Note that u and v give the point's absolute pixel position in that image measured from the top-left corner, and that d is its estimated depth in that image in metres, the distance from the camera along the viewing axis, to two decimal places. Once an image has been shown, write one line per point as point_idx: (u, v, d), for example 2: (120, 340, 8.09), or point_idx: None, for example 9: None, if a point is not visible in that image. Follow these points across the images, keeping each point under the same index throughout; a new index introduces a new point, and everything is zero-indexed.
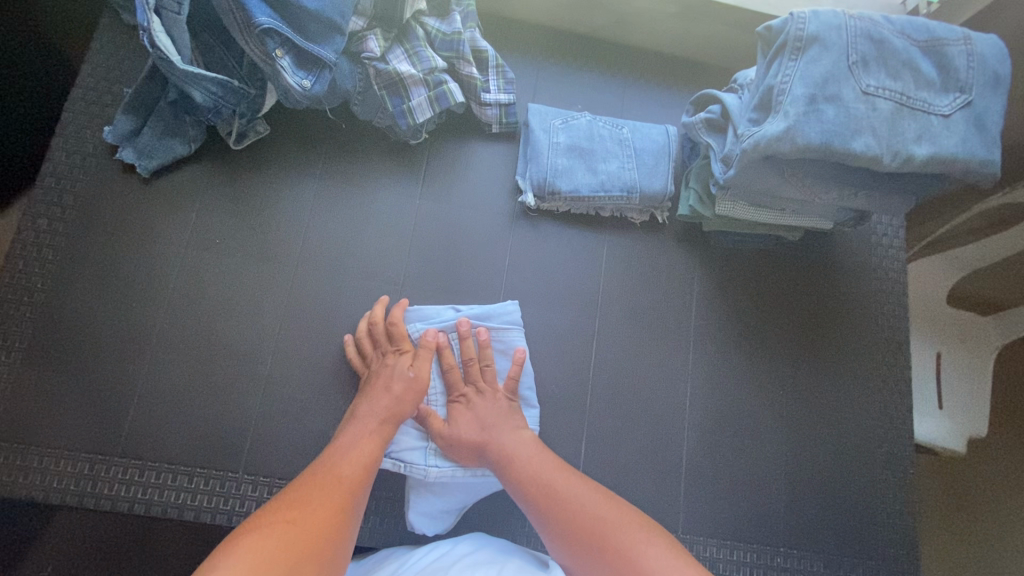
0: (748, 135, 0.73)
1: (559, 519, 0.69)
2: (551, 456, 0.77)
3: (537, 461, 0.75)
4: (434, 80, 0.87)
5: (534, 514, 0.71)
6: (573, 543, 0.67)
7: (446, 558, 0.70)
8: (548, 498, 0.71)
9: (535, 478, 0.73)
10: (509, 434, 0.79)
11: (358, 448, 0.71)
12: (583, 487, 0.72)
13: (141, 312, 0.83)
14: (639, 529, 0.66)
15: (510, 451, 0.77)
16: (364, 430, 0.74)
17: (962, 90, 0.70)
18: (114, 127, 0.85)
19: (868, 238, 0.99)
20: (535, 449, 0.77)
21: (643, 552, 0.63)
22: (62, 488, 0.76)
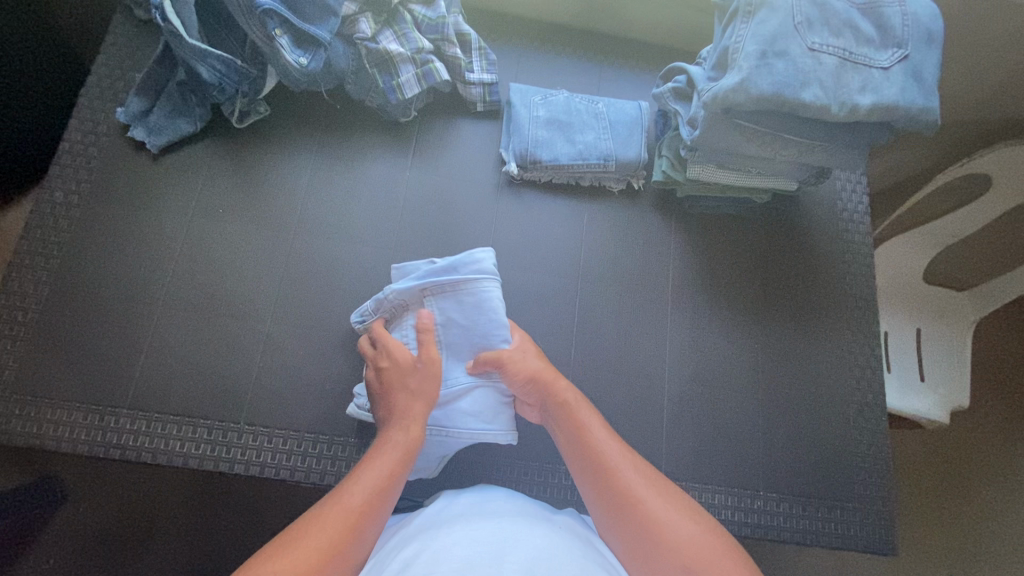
0: (707, 92, 0.81)
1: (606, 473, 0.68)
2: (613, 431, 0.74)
3: (591, 417, 0.76)
4: (421, 59, 0.95)
5: (580, 464, 0.71)
6: (615, 499, 0.66)
7: (449, 507, 0.70)
8: (599, 451, 0.71)
9: (591, 432, 0.73)
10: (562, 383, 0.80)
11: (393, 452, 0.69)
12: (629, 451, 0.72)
13: (149, 276, 0.89)
14: (675, 502, 0.66)
15: (569, 401, 0.77)
16: (399, 440, 0.71)
17: (899, 46, 0.77)
18: (127, 107, 0.93)
19: (833, 202, 1.05)
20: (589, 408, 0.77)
21: (679, 524, 0.63)
22: (73, 438, 0.81)
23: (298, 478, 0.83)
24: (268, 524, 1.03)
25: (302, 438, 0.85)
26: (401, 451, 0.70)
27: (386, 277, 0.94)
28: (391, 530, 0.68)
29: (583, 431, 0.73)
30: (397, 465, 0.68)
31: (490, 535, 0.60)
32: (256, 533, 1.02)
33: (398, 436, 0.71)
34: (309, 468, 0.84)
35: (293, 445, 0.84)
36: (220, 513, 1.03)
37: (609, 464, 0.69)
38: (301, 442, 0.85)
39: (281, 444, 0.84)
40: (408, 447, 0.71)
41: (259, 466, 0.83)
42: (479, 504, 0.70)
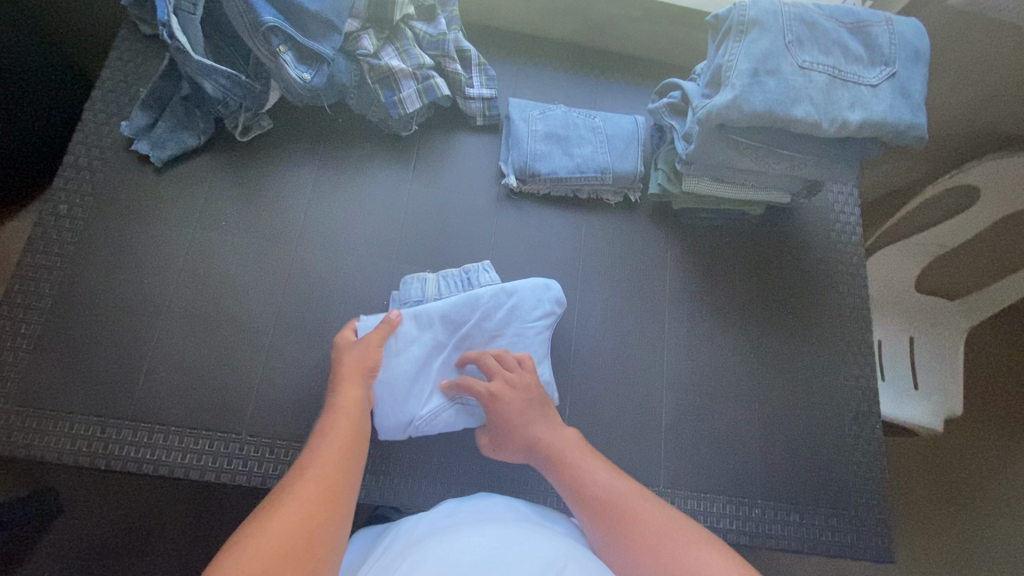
0: (702, 108, 0.82)
1: (604, 513, 0.67)
2: (592, 454, 0.77)
3: (584, 459, 0.75)
4: (422, 74, 0.97)
5: (579, 507, 0.70)
6: (619, 537, 0.64)
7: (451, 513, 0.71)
8: (592, 495, 0.70)
9: (583, 474, 0.73)
10: (550, 430, 0.80)
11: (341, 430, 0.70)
12: (628, 487, 0.70)
13: (152, 288, 0.90)
14: (675, 524, 0.65)
15: (554, 446, 0.78)
16: (353, 396, 0.76)
17: (887, 64, 0.80)
18: (132, 121, 0.94)
19: (825, 213, 1.07)
20: (583, 449, 0.77)
21: (687, 552, 0.61)
22: (74, 450, 0.81)
23: None
24: None
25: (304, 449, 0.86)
26: (354, 407, 0.74)
27: (387, 288, 0.95)
28: (391, 538, 0.69)
29: (574, 476, 0.73)
30: (355, 422, 0.72)
31: (491, 541, 0.60)
32: None
33: (349, 393, 0.76)
34: None
35: (295, 456, 0.85)
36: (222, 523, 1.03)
37: (604, 506, 0.68)
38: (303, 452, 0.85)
39: (282, 455, 0.85)
40: (363, 402, 0.76)
41: (261, 476, 0.83)
42: (480, 509, 0.71)
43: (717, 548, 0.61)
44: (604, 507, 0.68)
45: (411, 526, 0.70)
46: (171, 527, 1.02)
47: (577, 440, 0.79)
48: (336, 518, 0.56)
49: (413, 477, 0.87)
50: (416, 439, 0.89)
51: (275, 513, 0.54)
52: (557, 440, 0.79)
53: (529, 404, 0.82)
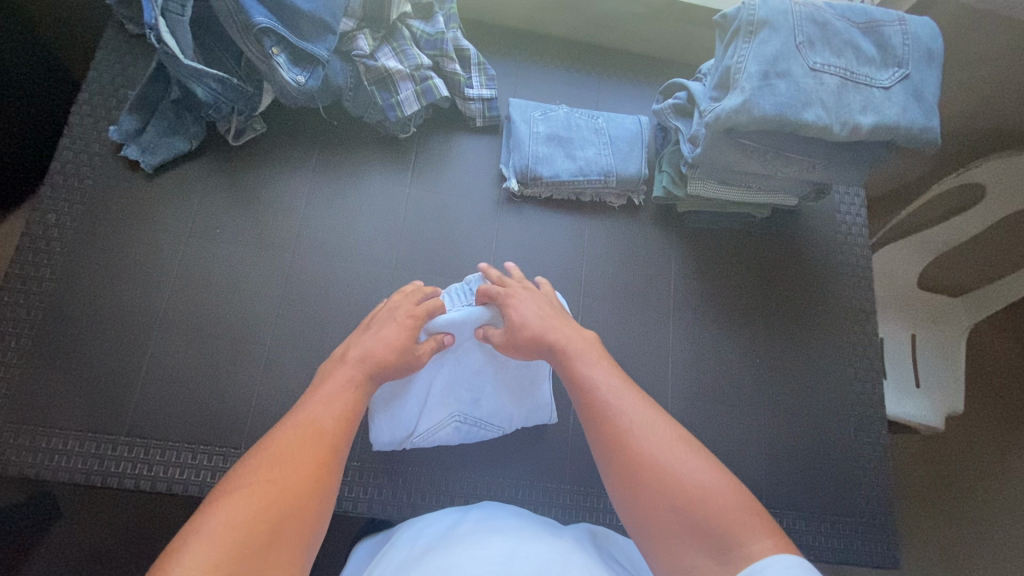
0: (709, 111, 0.80)
1: (611, 425, 0.64)
2: (606, 363, 0.73)
3: (596, 365, 0.72)
4: (420, 75, 0.94)
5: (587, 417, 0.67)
6: (623, 450, 0.62)
7: (455, 522, 0.70)
8: (600, 403, 0.67)
9: (595, 379, 0.70)
10: (569, 332, 0.77)
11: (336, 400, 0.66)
12: (636, 400, 0.67)
13: (145, 299, 0.88)
14: (679, 439, 0.62)
15: (569, 350, 0.74)
16: (356, 372, 0.71)
17: (899, 65, 0.77)
18: (120, 126, 0.90)
19: (831, 215, 1.05)
20: (595, 353, 0.74)
21: (693, 471, 0.59)
22: (68, 467, 0.79)
23: None
24: None
25: None
26: (349, 392, 0.68)
27: (387, 297, 0.93)
28: (394, 547, 0.68)
29: (585, 383, 0.70)
30: (346, 411, 0.66)
31: (499, 554, 0.59)
32: None
33: (344, 378, 0.70)
34: None
35: None
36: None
37: (610, 416, 0.65)
38: None
39: None
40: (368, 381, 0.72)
41: None
42: (485, 513, 0.71)
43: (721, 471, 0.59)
44: (612, 422, 0.65)
45: (413, 535, 0.69)
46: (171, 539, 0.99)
47: (593, 345, 0.76)
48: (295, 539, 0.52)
49: (415, 490, 0.86)
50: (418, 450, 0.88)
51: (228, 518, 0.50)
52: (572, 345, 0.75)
53: (544, 314, 0.80)
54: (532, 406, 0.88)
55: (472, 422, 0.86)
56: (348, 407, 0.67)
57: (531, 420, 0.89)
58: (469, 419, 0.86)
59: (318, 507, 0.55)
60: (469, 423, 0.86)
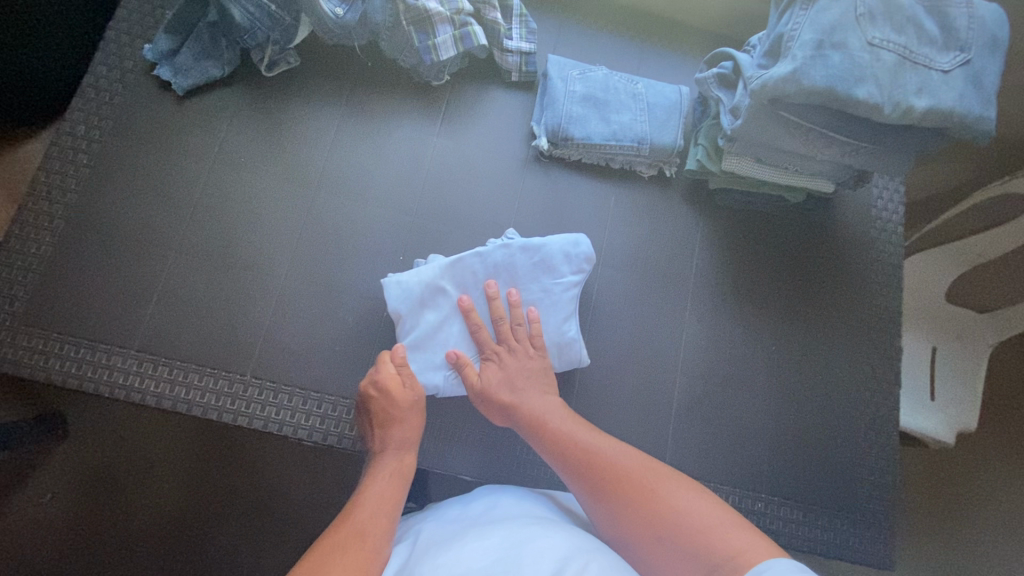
0: (755, 80, 0.77)
1: (592, 476, 0.71)
2: (570, 416, 0.80)
3: (564, 421, 0.78)
4: (460, 20, 0.92)
5: (568, 475, 0.73)
6: (609, 499, 0.69)
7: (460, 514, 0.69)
8: (578, 458, 0.73)
9: (566, 437, 0.76)
10: (535, 397, 0.82)
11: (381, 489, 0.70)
12: (609, 445, 0.74)
13: (166, 220, 0.88)
14: (660, 475, 0.69)
15: (536, 413, 0.80)
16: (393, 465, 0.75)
17: (961, 49, 0.74)
18: (156, 45, 0.90)
19: (867, 208, 1.02)
20: (561, 411, 0.80)
21: (678, 498, 0.66)
22: (78, 375, 0.80)
23: (301, 437, 0.82)
24: (269, 478, 1.03)
25: (307, 397, 0.84)
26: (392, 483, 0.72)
27: (404, 244, 0.92)
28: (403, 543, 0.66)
29: (556, 444, 0.76)
30: (399, 484, 0.73)
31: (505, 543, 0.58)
32: (256, 487, 1.02)
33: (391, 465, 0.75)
34: (312, 427, 0.83)
35: (298, 403, 0.84)
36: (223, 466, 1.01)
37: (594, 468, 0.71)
38: (306, 400, 0.84)
39: (286, 401, 0.83)
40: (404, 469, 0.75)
41: (263, 420, 0.82)
42: (474, 512, 0.69)
43: (696, 494, 0.66)
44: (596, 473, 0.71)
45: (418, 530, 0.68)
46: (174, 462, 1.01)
47: (557, 404, 0.82)
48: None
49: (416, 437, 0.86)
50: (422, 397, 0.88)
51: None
52: (537, 402, 0.81)
53: (518, 374, 0.84)
54: (560, 341, 0.89)
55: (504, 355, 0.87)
56: (390, 495, 0.70)
57: (563, 358, 0.89)
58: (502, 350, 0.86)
59: None
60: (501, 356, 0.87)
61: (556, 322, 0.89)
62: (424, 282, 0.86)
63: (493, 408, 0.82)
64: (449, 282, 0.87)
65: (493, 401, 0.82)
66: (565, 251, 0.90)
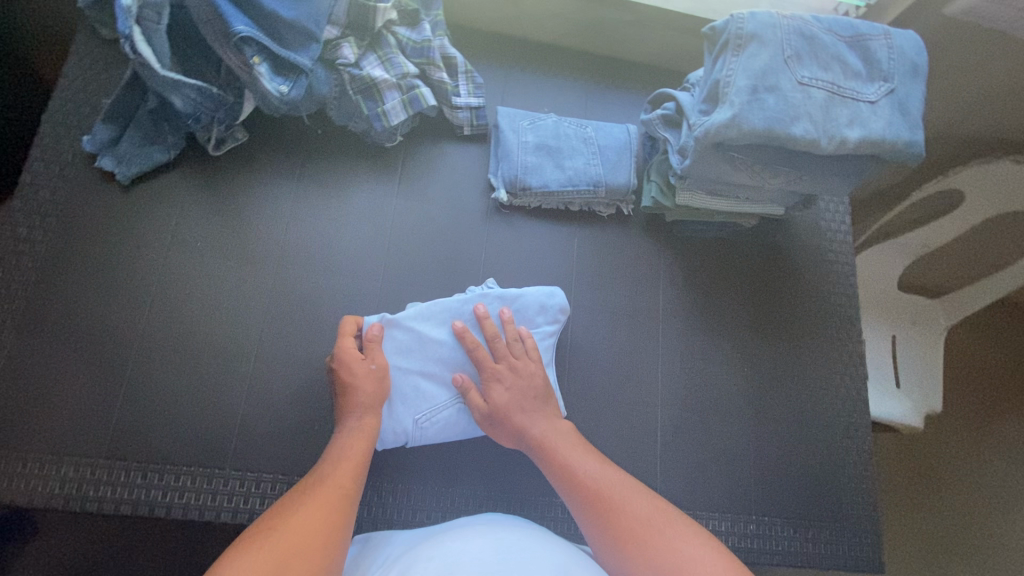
0: (698, 125, 0.80)
1: (596, 505, 0.70)
2: (587, 449, 0.78)
3: (578, 450, 0.78)
4: (407, 84, 0.92)
5: (573, 501, 0.72)
6: (609, 529, 0.67)
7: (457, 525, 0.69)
8: (585, 483, 0.72)
9: (573, 467, 0.75)
10: (543, 423, 0.82)
11: (347, 455, 0.73)
12: (621, 479, 0.73)
13: (123, 315, 0.85)
14: (667, 518, 0.67)
15: (548, 441, 0.79)
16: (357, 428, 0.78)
17: (885, 79, 0.78)
18: (94, 136, 0.87)
19: (816, 223, 1.07)
20: (574, 441, 0.79)
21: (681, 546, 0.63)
22: (45, 491, 0.77)
23: None
24: None
25: (291, 481, 0.82)
26: (359, 449, 0.75)
27: (374, 310, 0.92)
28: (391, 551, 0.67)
29: (566, 469, 0.75)
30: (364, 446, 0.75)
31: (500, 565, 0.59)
32: None
33: (355, 424, 0.78)
34: None
35: (282, 489, 0.82)
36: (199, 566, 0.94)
37: (599, 497, 0.70)
38: (290, 485, 0.82)
39: (269, 488, 0.81)
40: (368, 431, 0.78)
41: (248, 513, 0.80)
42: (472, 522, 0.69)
43: (697, 541, 0.64)
44: (601, 503, 0.70)
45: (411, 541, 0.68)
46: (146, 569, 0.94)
47: (570, 433, 0.81)
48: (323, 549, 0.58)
49: (406, 506, 0.86)
50: (409, 463, 0.88)
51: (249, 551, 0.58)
52: (549, 432, 0.80)
53: (524, 395, 0.84)
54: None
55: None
56: (354, 460, 0.73)
57: None
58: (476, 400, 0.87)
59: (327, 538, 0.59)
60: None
61: None
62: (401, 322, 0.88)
63: (503, 430, 0.83)
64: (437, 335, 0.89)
65: (506, 419, 0.82)
66: (540, 303, 0.91)
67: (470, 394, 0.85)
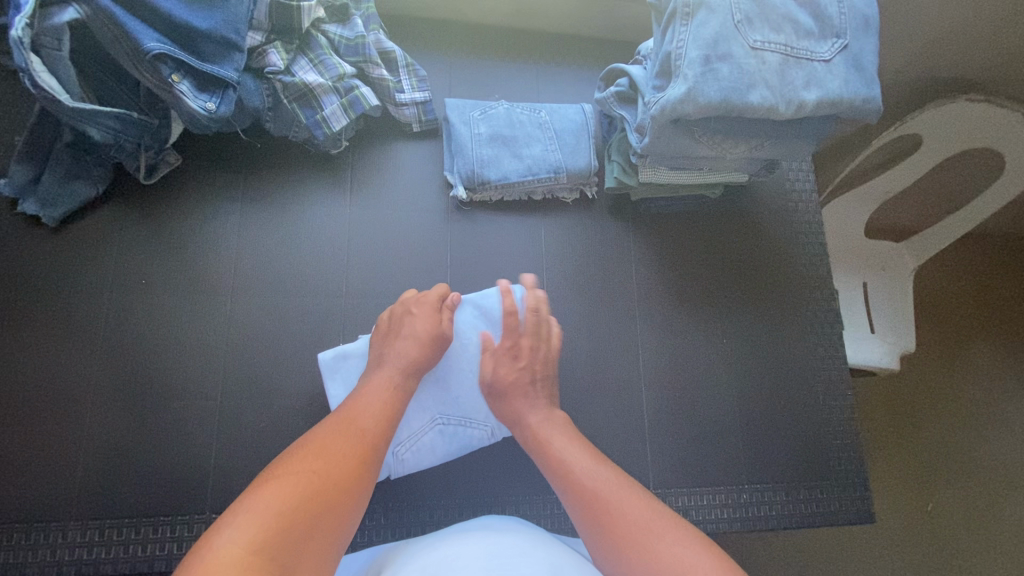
0: (654, 102, 0.77)
1: (587, 498, 0.67)
2: (584, 445, 0.76)
3: (571, 445, 0.75)
4: (345, 86, 0.87)
5: (568, 497, 0.70)
6: (598, 526, 0.65)
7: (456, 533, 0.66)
8: (580, 479, 0.70)
9: (566, 462, 0.73)
10: (542, 412, 0.80)
11: (378, 403, 0.70)
12: (619, 476, 0.70)
13: (72, 367, 0.80)
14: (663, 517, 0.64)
15: (543, 432, 0.78)
16: (393, 374, 0.75)
17: (837, 35, 0.76)
18: (10, 179, 0.80)
19: (782, 185, 1.06)
20: (570, 435, 0.77)
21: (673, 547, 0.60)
22: (16, 562, 0.73)
23: None
24: None
25: None
26: (391, 395, 0.72)
27: (342, 328, 0.88)
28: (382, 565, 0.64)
29: (561, 463, 0.73)
30: (396, 396, 0.73)
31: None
32: None
33: (389, 369, 0.75)
34: None
35: None
36: None
37: (591, 492, 0.68)
38: None
39: None
40: (405, 383, 0.75)
41: None
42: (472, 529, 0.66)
43: (692, 540, 0.61)
44: (595, 501, 0.67)
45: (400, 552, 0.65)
46: None
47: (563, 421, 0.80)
48: (361, 496, 0.60)
49: (400, 522, 0.84)
50: (398, 480, 0.85)
51: (256, 519, 0.51)
52: (545, 424, 0.78)
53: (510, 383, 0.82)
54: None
55: (455, 422, 0.85)
56: (387, 412, 0.70)
57: None
58: (450, 419, 0.85)
59: (349, 500, 0.58)
60: (452, 424, 0.85)
61: None
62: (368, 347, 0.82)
63: (503, 408, 0.82)
64: None
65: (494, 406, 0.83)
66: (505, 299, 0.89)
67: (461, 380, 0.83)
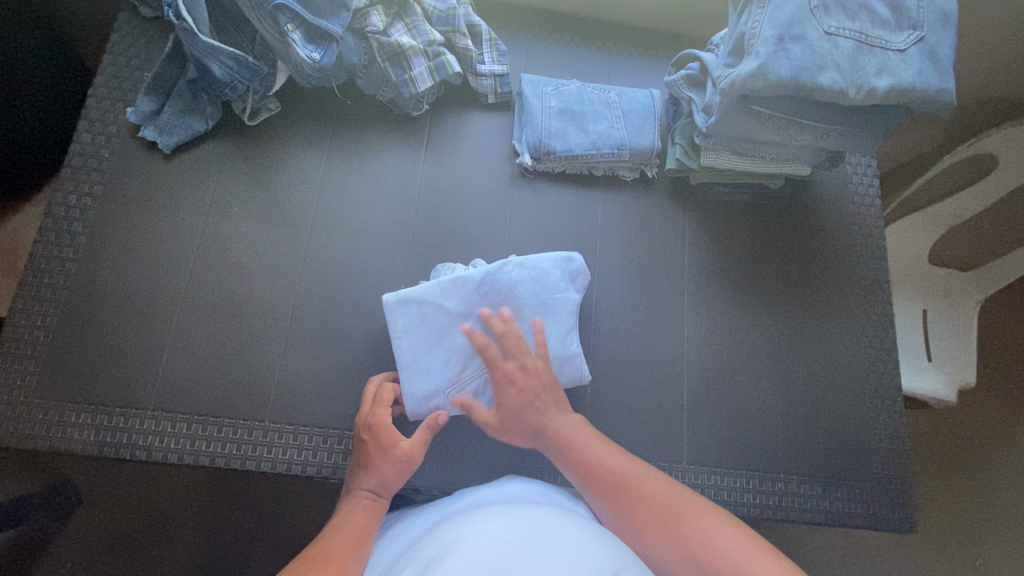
0: (724, 78, 0.81)
1: (609, 489, 0.71)
2: (598, 437, 0.79)
3: (587, 438, 0.78)
4: (433, 51, 0.95)
5: (589, 491, 0.73)
6: (634, 514, 0.68)
7: (491, 496, 0.73)
8: (599, 472, 0.74)
9: (585, 458, 0.76)
10: (558, 408, 0.81)
11: (349, 529, 0.67)
12: (634, 464, 0.74)
13: (166, 277, 0.89)
14: (683, 497, 0.69)
15: (561, 435, 0.79)
16: (365, 500, 0.71)
17: (914, 28, 0.77)
18: (137, 108, 0.92)
19: (844, 185, 1.06)
20: (586, 430, 0.79)
21: (699, 522, 0.65)
22: (97, 441, 0.81)
23: (325, 474, 0.84)
24: (290, 525, 1.07)
25: (328, 434, 0.85)
26: (366, 519, 0.69)
27: (404, 273, 0.94)
28: (425, 519, 0.71)
29: (580, 460, 0.76)
30: (370, 519, 0.69)
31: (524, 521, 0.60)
32: (276, 543, 1.06)
33: (364, 497, 0.72)
34: (335, 464, 0.84)
35: (319, 441, 0.85)
36: (241, 525, 1.06)
37: (616, 482, 0.71)
38: (327, 438, 0.85)
39: (307, 440, 0.84)
40: (377, 505, 0.72)
41: (286, 463, 0.83)
42: (503, 492, 0.73)
43: (714, 513, 0.66)
44: (619, 487, 0.71)
45: (441, 511, 0.72)
46: (184, 530, 1.05)
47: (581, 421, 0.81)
48: None
49: (438, 459, 0.88)
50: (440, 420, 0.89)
51: None
52: (562, 424, 0.80)
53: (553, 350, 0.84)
54: (562, 355, 0.89)
55: None
56: (362, 532, 0.67)
57: (566, 374, 0.90)
58: None
59: None
60: None
61: (558, 334, 0.89)
62: (431, 289, 0.87)
63: (522, 376, 0.82)
64: (471, 296, 0.88)
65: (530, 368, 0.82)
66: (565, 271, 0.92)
67: (506, 340, 0.83)
